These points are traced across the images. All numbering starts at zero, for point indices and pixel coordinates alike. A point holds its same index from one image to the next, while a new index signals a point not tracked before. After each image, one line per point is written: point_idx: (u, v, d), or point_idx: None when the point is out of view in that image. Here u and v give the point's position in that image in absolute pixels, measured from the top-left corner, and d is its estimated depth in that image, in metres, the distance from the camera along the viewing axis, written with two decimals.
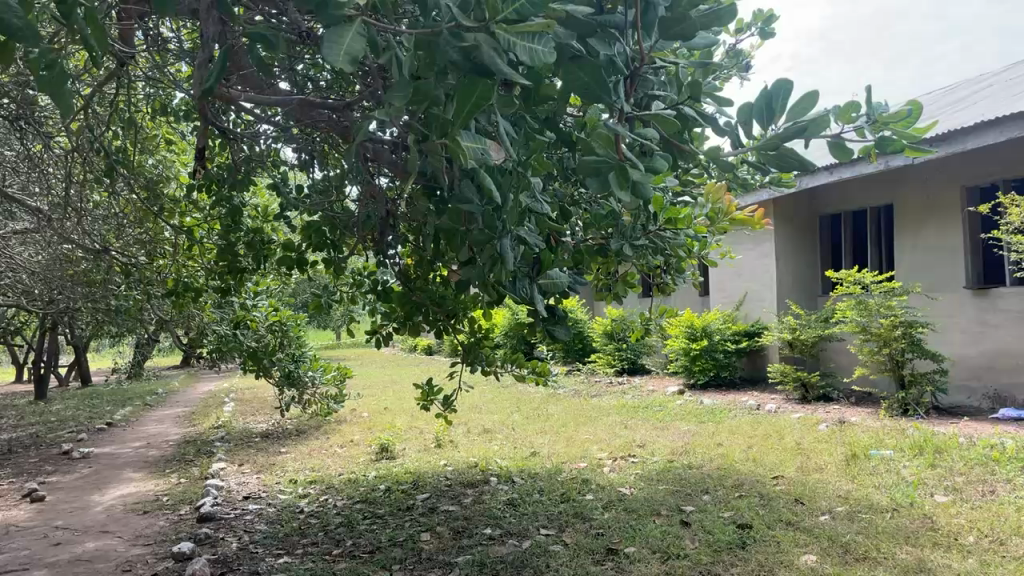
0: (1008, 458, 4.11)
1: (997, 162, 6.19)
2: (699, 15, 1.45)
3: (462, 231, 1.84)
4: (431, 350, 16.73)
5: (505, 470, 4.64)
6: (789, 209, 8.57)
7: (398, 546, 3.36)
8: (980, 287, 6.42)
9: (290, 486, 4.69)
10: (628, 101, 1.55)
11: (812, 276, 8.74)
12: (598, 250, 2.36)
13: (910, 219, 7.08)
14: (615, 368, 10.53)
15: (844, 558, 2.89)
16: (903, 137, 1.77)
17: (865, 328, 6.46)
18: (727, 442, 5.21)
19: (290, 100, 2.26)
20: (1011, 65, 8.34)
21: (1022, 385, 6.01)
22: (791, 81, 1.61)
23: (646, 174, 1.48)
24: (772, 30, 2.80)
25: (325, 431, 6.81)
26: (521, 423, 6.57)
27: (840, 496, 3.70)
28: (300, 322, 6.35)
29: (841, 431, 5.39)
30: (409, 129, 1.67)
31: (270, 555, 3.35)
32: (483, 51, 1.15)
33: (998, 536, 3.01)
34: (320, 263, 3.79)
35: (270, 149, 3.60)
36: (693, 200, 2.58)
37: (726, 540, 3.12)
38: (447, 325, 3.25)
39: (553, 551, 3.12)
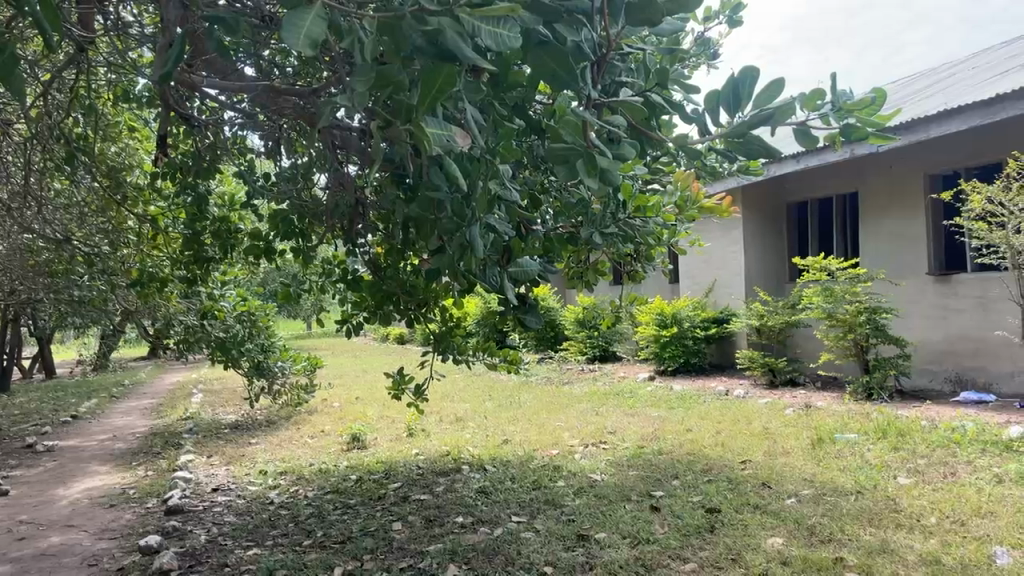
0: (968, 441, 4.20)
1: (957, 150, 6.31)
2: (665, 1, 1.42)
3: (432, 219, 1.84)
4: (403, 339, 16.68)
5: (478, 458, 4.65)
6: (756, 197, 8.66)
7: (369, 535, 3.35)
8: (942, 273, 6.55)
9: (260, 477, 4.66)
10: (595, 88, 1.55)
11: (779, 264, 8.84)
12: (569, 237, 2.37)
13: (874, 208, 7.20)
14: (586, 355, 10.65)
15: (810, 541, 2.94)
16: (867, 125, 1.79)
17: (831, 315, 6.53)
18: (697, 427, 5.28)
19: (255, 86, 2.22)
20: (973, 55, 8.48)
21: (983, 368, 6.15)
22: (758, 69, 1.63)
23: (615, 160, 1.49)
24: (739, 18, 2.81)
25: (295, 421, 6.77)
26: (493, 411, 6.58)
27: (806, 479, 3.77)
28: (269, 311, 6.29)
29: (808, 415, 5.49)
30: (375, 116, 1.65)
31: (239, 547, 3.32)
32: (447, 35, 1.14)
33: (959, 517, 3.09)
34: (288, 252, 3.76)
35: (237, 137, 3.54)
36: (663, 188, 2.59)
37: (695, 524, 3.17)
38: (418, 313, 3.24)
39: (524, 538, 3.13)
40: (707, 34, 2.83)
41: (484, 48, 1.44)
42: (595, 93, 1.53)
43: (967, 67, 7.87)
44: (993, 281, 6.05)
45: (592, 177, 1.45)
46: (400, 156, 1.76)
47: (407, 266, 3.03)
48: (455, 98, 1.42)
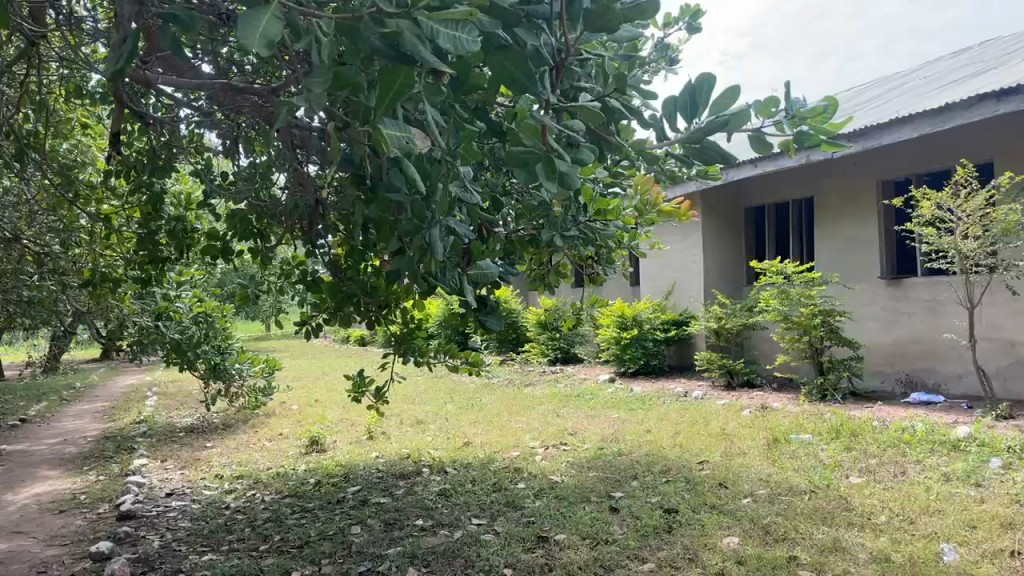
0: (918, 441, 4.32)
1: (909, 157, 6.47)
2: (625, 6, 1.42)
3: (392, 220, 1.85)
4: (363, 341, 16.56)
5: (438, 460, 4.64)
6: (715, 201, 8.79)
7: (327, 539, 3.31)
8: (893, 277, 6.71)
9: (216, 481, 4.58)
10: (554, 93, 1.56)
11: (737, 266, 8.97)
12: (529, 240, 2.39)
13: (828, 213, 7.35)
14: (548, 357, 10.68)
15: (765, 540, 2.99)
16: (819, 132, 1.81)
17: (787, 317, 6.67)
18: (656, 428, 5.34)
19: (211, 84, 2.19)
20: (924, 64, 8.71)
21: (932, 370, 6.33)
22: (715, 75, 1.64)
23: (573, 164, 1.49)
24: (698, 25, 2.85)
25: (253, 424, 6.67)
26: (454, 413, 6.57)
27: (761, 478, 3.84)
28: (227, 313, 6.19)
29: (763, 416, 5.59)
30: (334, 118, 1.64)
31: (194, 553, 3.26)
32: (405, 38, 1.13)
33: (909, 515, 3.17)
34: (246, 252, 3.71)
35: (195, 136, 3.47)
36: (623, 191, 2.62)
37: (653, 525, 3.19)
38: (379, 315, 3.22)
39: (485, 540, 3.13)
40: (666, 39, 2.86)
41: (444, 49, 1.43)
42: (553, 97, 1.53)
43: (918, 77, 8.07)
44: (941, 285, 6.22)
45: (551, 180, 1.45)
46: (359, 155, 1.75)
47: (368, 267, 3.01)
48: (415, 99, 1.42)
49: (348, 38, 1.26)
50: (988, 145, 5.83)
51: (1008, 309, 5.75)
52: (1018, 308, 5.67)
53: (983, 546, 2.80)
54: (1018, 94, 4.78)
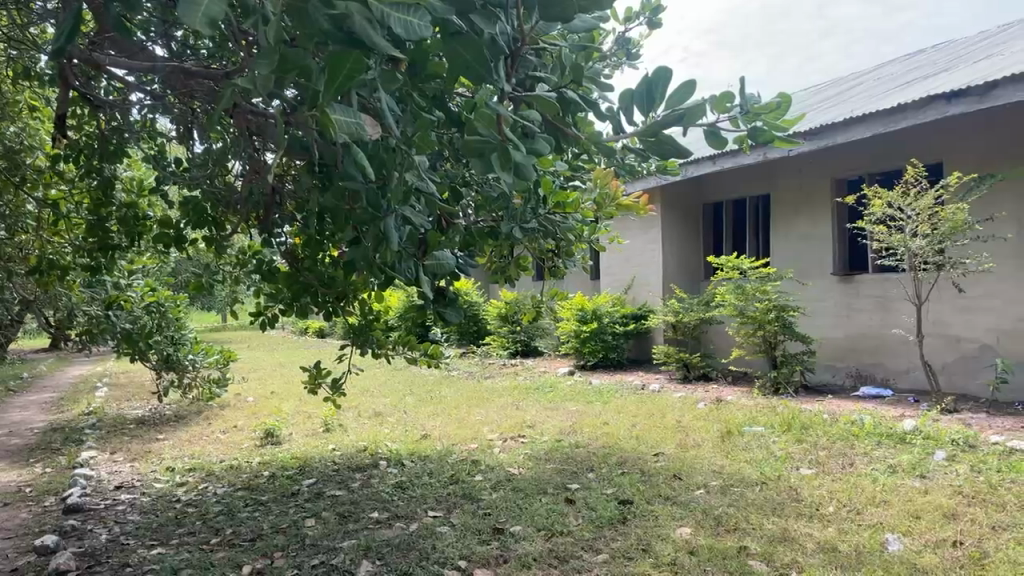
0: (866, 433, 4.43)
1: (863, 156, 6.60)
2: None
3: (348, 209, 1.83)
4: (322, 333, 16.40)
5: (395, 453, 4.62)
6: (674, 196, 8.87)
7: (280, 533, 3.27)
8: (845, 273, 6.86)
9: (167, 474, 4.50)
10: (510, 82, 1.54)
11: (695, 262, 9.09)
12: (489, 232, 2.40)
13: (785, 210, 7.48)
14: (509, 350, 10.70)
15: (716, 530, 3.04)
16: (773, 128, 1.84)
17: (742, 312, 6.77)
18: (612, 421, 5.39)
19: (162, 67, 2.13)
20: (880, 65, 8.88)
21: (881, 364, 6.50)
22: (671, 69, 1.64)
23: (529, 154, 1.48)
24: (659, 20, 2.87)
25: (207, 416, 6.55)
26: (412, 406, 6.55)
27: (715, 470, 3.90)
28: (180, 302, 6.07)
29: (718, 409, 5.67)
30: (285, 104, 1.61)
31: (143, 547, 3.20)
32: (355, 19, 1.13)
33: (856, 505, 3.25)
34: (200, 241, 3.64)
35: (148, 121, 3.38)
36: (583, 185, 2.65)
37: (608, 516, 3.22)
38: (337, 306, 3.19)
39: (440, 533, 3.12)
40: (627, 34, 2.88)
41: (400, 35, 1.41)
42: (509, 86, 1.52)
43: (873, 77, 8.25)
44: (891, 282, 6.38)
45: (506, 171, 1.45)
46: (310, 144, 1.72)
47: (325, 258, 2.98)
48: (370, 87, 1.39)
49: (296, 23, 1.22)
50: (938, 145, 5.98)
51: (953, 305, 5.92)
52: (964, 305, 5.84)
53: (927, 536, 2.88)
54: (968, 96, 4.90)
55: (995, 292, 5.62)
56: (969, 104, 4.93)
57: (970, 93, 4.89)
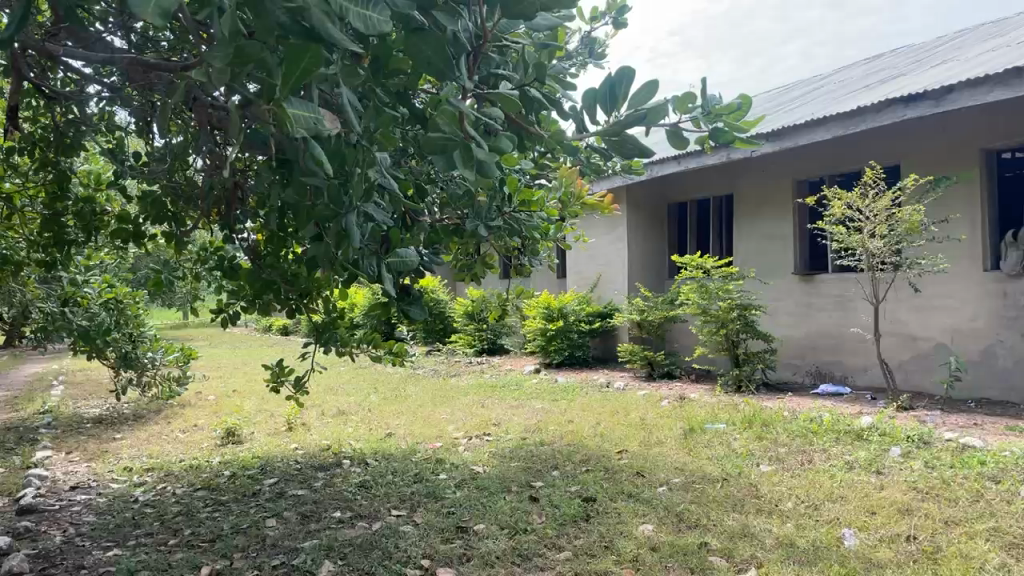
0: (825, 430, 4.51)
1: (824, 157, 6.72)
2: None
3: (309, 205, 1.81)
4: (286, 330, 16.23)
5: (359, 452, 4.58)
6: (639, 196, 8.93)
7: (241, 533, 3.23)
8: (806, 273, 6.98)
9: (124, 474, 4.41)
10: (472, 79, 1.54)
11: (660, 261, 9.16)
12: (454, 230, 2.38)
13: (747, 209, 7.58)
14: (475, 348, 10.67)
15: (677, 526, 3.07)
16: (733, 129, 1.86)
17: (705, 310, 6.84)
18: (577, 419, 5.42)
19: (120, 59, 2.09)
20: (841, 69, 9.04)
21: (840, 362, 6.62)
22: (634, 69, 1.65)
23: (491, 152, 1.48)
24: (624, 21, 2.88)
25: (166, 415, 6.44)
26: (377, 404, 6.51)
27: (677, 467, 3.94)
28: (139, 299, 5.95)
29: (681, 406, 5.73)
30: (244, 99, 1.58)
31: (99, 548, 3.13)
32: (313, 13, 1.14)
33: (814, 501, 3.31)
34: (160, 237, 3.57)
35: (106, 115, 3.31)
36: (549, 183, 2.65)
37: (572, 513, 3.24)
38: (300, 303, 3.15)
39: (403, 532, 3.11)
40: (593, 34, 2.89)
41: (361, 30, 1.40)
42: (471, 83, 1.51)
43: (835, 80, 8.39)
44: (850, 282, 6.50)
45: (469, 168, 1.44)
46: (270, 139, 1.70)
47: (288, 255, 2.94)
48: (331, 82, 1.38)
49: (251, 16, 1.20)
50: (896, 148, 6.12)
51: (910, 305, 6.06)
52: (919, 305, 5.98)
53: (882, 531, 2.95)
54: (925, 100, 5.01)
55: (949, 291, 5.76)
56: (926, 108, 5.05)
57: (927, 98, 5.00)
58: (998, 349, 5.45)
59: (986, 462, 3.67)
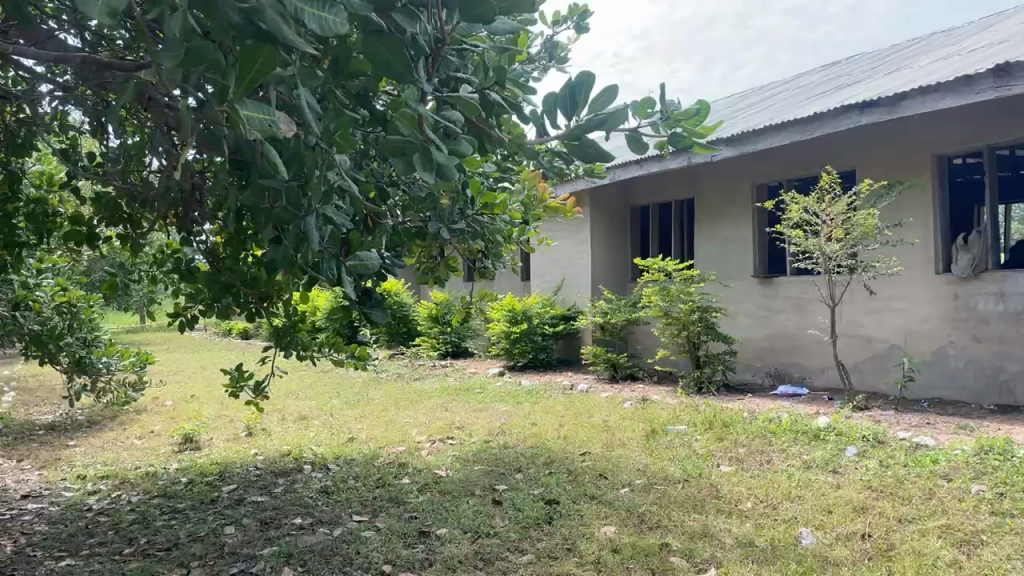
0: (783, 431, 4.59)
1: (781, 162, 6.84)
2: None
3: (267, 208, 1.79)
4: (247, 334, 16.01)
5: (320, 457, 4.54)
6: (602, 199, 8.99)
7: (198, 541, 3.17)
8: (765, 276, 7.09)
9: (78, 482, 4.30)
10: (431, 82, 1.52)
11: (623, 263, 9.23)
12: (416, 232, 2.36)
13: (707, 213, 7.69)
14: (439, 351, 10.63)
15: (639, 527, 3.09)
16: (692, 134, 1.89)
17: (667, 312, 6.91)
18: (540, 421, 5.43)
19: (71, 57, 2.04)
20: (799, 76, 9.20)
21: (798, 363, 6.74)
22: (593, 75, 1.66)
23: (451, 155, 1.47)
24: (586, 25, 2.90)
25: (122, 422, 6.29)
26: (338, 408, 6.46)
27: (638, 469, 3.96)
28: (94, 303, 5.81)
29: (643, 408, 5.77)
30: (199, 100, 1.56)
31: (50, 559, 3.05)
32: (267, 14, 1.13)
33: (772, 501, 3.36)
34: (115, 239, 3.50)
35: (59, 114, 3.23)
36: (512, 187, 2.65)
37: (535, 516, 3.24)
38: (259, 307, 3.10)
39: (365, 538, 3.08)
40: (555, 38, 2.90)
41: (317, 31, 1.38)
42: (431, 86, 1.50)
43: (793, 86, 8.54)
44: (807, 284, 6.62)
45: (427, 171, 1.43)
46: (226, 141, 1.67)
47: (247, 258, 2.90)
48: (288, 83, 1.37)
49: (205, 16, 1.19)
50: (851, 153, 6.25)
51: (865, 307, 6.19)
52: (874, 307, 6.11)
53: (838, 529, 3.00)
54: (879, 107, 5.13)
55: (903, 294, 5.90)
56: (879, 115, 5.16)
57: (880, 104, 5.12)
58: (949, 350, 5.59)
59: (938, 460, 3.76)
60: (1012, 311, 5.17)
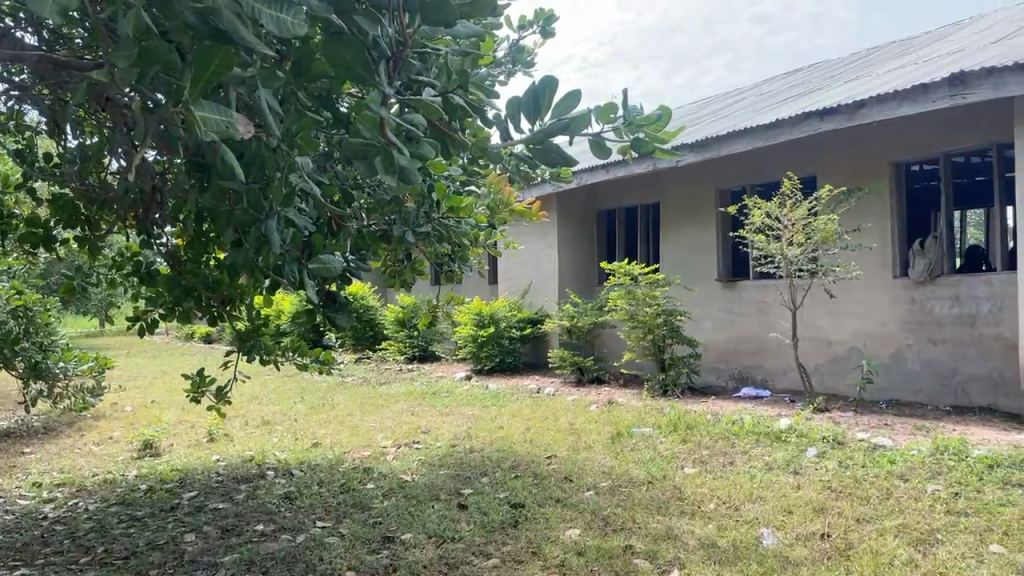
0: (745, 432, 4.65)
1: (744, 167, 6.92)
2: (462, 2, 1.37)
3: (227, 210, 1.77)
4: (210, 338, 15.79)
5: (283, 462, 4.49)
6: (569, 203, 9.03)
7: (157, 549, 3.11)
8: (728, 279, 7.17)
9: (33, 490, 4.19)
10: (393, 84, 1.48)
11: (590, 267, 9.27)
12: (381, 235, 2.34)
13: (673, 217, 7.76)
14: (405, 355, 10.58)
15: (603, 530, 3.11)
16: (654, 139, 1.91)
17: (632, 316, 6.96)
18: (506, 425, 5.43)
19: (26, 56, 2.00)
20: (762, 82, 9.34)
21: (761, 366, 6.83)
22: (556, 79, 1.67)
23: (414, 159, 1.45)
24: (552, 30, 2.92)
25: (79, 428, 6.15)
26: (303, 413, 6.39)
27: (603, 471, 3.99)
28: (51, 307, 5.68)
29: (609, 411, 5.80)
30: (155, 102, 1.54)
31: (3, 569, 2.97)
32: (224, 15, 1.12)
33: (735, 502, 3.40)
34: (72, 242, 3.42)
35: (14, 113, 3.15)
36: (478, 190, 2.65)
37: (499, 520, 3.24)
38: (221, 311, 3.06)
39: (328, 543, 3.06)
40: (521, 42, 2.91)
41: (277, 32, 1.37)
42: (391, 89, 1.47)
43: (756, 93, 8.66)
44: (770, 288, 6.72)
45: (389, 174, 1.42)
46: (185, 143, 1.65)
47: (209, 261, 2.86)
48: (248, 84, 1.36)
49: (161, 17, 1.18)
50: (812, 159, 6.37)
51: (825, 310, 6.31)
52: (834, 310, 6.23)
53: (798, 529, 3.05)
54: (838, 114, 5.23)
55: (861, 297, 6.02)
56: (839, 122, 5.27)
57: (840, 112, 5.22)
58: (906, 353, 5.71)
59: (895, 461, 3.84)
60: (966, 315, 5.30)
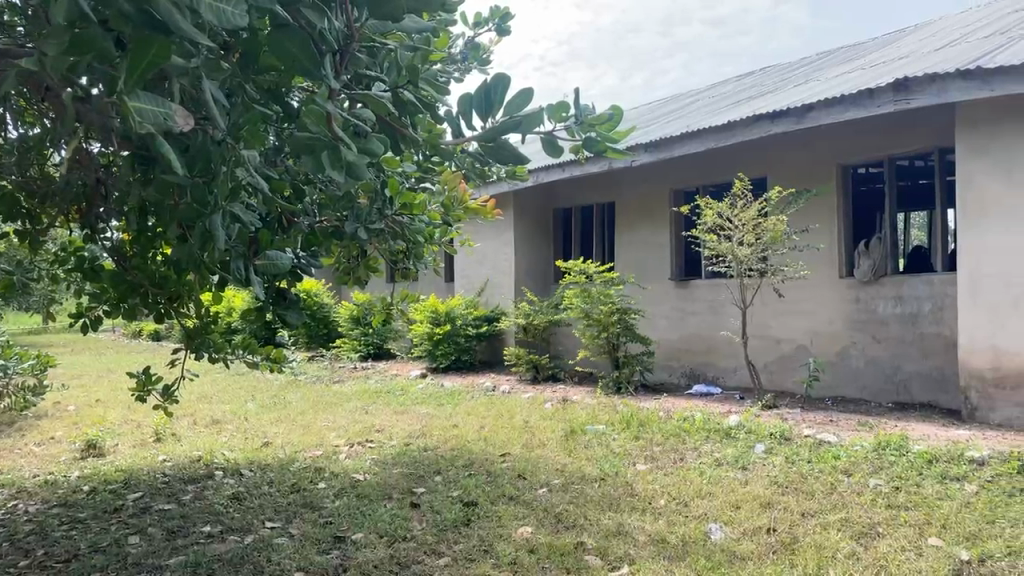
0: (697, 429, 4.71)
1: (698, 168, 7.02)
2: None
3: (172, 206, 1.73)
4: (160, 336, 15.43)
5: (233, 462, 4.41)
6: (525, 201, 9.05)
7: (100, 552, 3.03)
8: (681, 278, 7.27)
9: None
10: (338, 78, 1.49)
11: (546, 266, 9.30)
12: (332, 232, 2.32)
13: (628, 217, 7.83)
14: (359, 353, 10.48)
15: (555, 527, 3.13)
16: (606, 139, 1.91)
17: (587, 314, 7.00)
18: (461, 423, 5.41)
19: None
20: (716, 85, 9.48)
21: (712, 364, 6.94)
22: (507, 75, 1.69)
23: (362, 155, 1.45)
24: (508, 27, 2.92)
25: (19, 428, 5.95)
26: (254, 412, 6.27)
27: (557, 469, 4.00)
28: None
29: (563, 408, 5.83)
30: (92, 93, 1.49)
31: None
32: (161, 3, 1.09)
33: (685, 498, 3.44)
34: (11, 236, 3.31)
35: None
36: (433, 188, 2.64)
37: (452, 519, 3.23)
38: (169, 307, 2.99)
39: (278, 544, 3.01)
40: (476, 39, 2.90)
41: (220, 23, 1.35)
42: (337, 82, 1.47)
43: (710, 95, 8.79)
44: (721, 287, 6.83)
45: (337, 170, 1.42)
46: (127, 135, 1.61)
47: (156, 257, 2.79)
48: (192, 76, 1.34)
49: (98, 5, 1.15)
50: (763, 161, 6.48)
51: (774, 309, 6.43)
52: (783, 309, 6.36)
53: (746, 524, 3.10)
54: (788, 117, 5.33)
55: (809, 297, 6.15)
56: (788, 124, 5.38)
57: (789, 114, 5.33)
58: (851, 351, 5.87)
59: (839, 457, 3.93)
60: (908, 314, 5.46)
